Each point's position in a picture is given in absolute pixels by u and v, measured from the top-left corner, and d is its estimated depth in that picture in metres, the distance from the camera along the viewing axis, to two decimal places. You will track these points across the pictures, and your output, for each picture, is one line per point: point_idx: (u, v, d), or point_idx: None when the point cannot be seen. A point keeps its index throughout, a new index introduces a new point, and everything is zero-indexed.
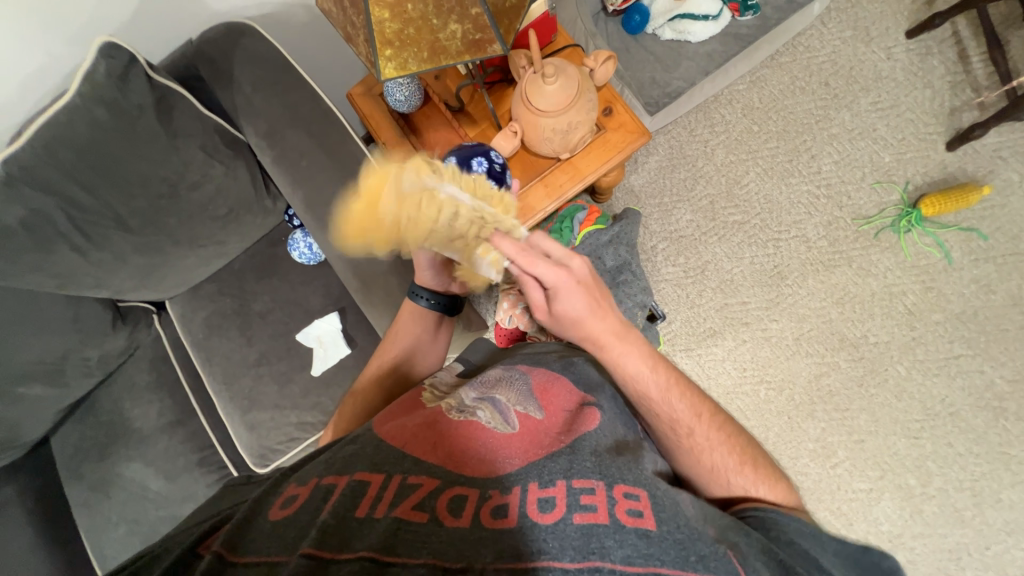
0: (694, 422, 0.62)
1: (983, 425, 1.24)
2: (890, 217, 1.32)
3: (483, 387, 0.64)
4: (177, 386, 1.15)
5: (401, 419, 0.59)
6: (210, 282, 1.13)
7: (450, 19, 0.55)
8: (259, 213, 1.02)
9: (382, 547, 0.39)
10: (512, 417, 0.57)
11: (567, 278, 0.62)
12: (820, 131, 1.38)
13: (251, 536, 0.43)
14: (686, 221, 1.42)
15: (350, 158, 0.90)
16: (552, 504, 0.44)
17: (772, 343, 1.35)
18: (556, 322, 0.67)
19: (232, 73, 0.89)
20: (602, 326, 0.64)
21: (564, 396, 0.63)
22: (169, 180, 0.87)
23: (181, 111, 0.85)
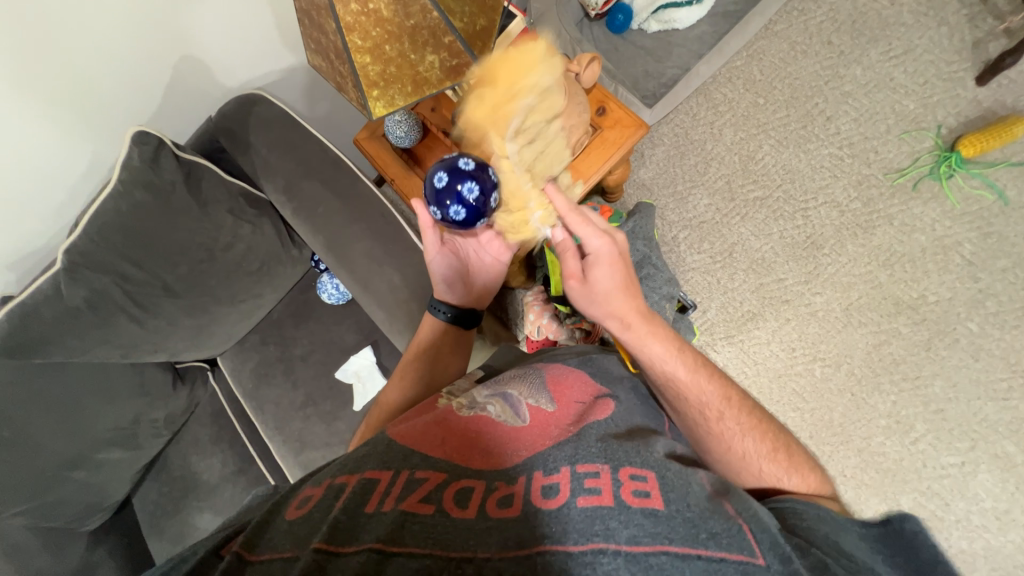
0: (722, 405, 0.60)
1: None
2: (927, 165, 1.23)
3: (495, 384, 0.64)
4: (236, 436, 1.22)
5: (412, 420, 0.61)
6: (254, 335, 1.21)
7: (426, 51, 0.58)
8: (288, 262, 1.09)
9: (387, 537, 0.39)
10: (523, 410, 0.57)
11: (611, 248, 0.63)
12: (831, 91, 1.32)
13: (268, 536, 0.44)
14: (704, 205, 1.39)
15: (360, 198, 0.96)
16: (556, 490, 0.43)
17: (820, 318, 1.27)
18: (586, 296, 0.64)
19: (250, 140, 0.97)
20: (631, 302, 0.63)
21: (579, 388, 0.62)
22: (205, 245, 0.95)
23: (207, 181, 0.93)
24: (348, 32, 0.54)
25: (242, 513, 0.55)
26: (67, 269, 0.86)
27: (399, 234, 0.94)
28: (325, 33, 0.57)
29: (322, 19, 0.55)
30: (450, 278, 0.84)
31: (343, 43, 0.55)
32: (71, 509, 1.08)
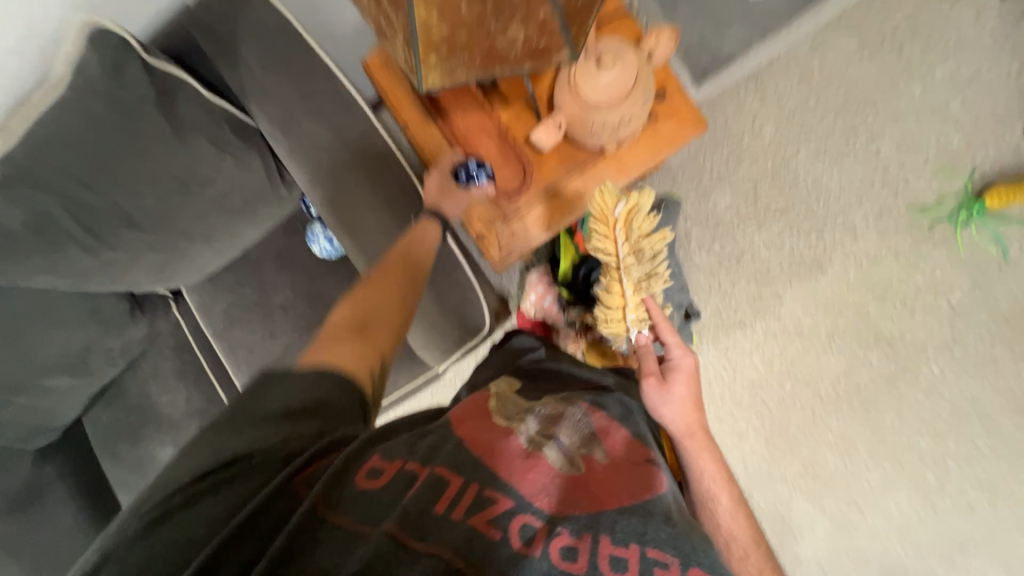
0: (750, 550, 0.60)
1: (1011, 426, 1.23)
2: (948, 209, 1.22)
3: (547, 419, 0.62)
4: (203, 374, 1.15)
5: (477, 423, 0.61)
6: (227, 272, 1.09)
7: (512, 22, 0.46)
8: (275, 203, 0.94)
9: (456, 551, 0.45)
10: (580, 459, 0.57)
11: (691, 363, 0.69)
12: (884, 108, 1.24)
13: (341, 495, 0.50)
14: (725, 205, 1.33)
15: (367, 148, 0.82)
16: (624, 566, 0.46)
17: (804, 336, 1.31)
18: (663, 399, 0.67)
19: (239, 60, 0.78)
20: (699, 417, 0.67)
21: (627, 447, 0.63)
22: (178, 179, 0.80)
23: (184, 103, 0.78)
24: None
25: (267, 413, 0.58)
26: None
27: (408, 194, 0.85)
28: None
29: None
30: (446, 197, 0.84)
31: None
32: (15, 430, 1.01)
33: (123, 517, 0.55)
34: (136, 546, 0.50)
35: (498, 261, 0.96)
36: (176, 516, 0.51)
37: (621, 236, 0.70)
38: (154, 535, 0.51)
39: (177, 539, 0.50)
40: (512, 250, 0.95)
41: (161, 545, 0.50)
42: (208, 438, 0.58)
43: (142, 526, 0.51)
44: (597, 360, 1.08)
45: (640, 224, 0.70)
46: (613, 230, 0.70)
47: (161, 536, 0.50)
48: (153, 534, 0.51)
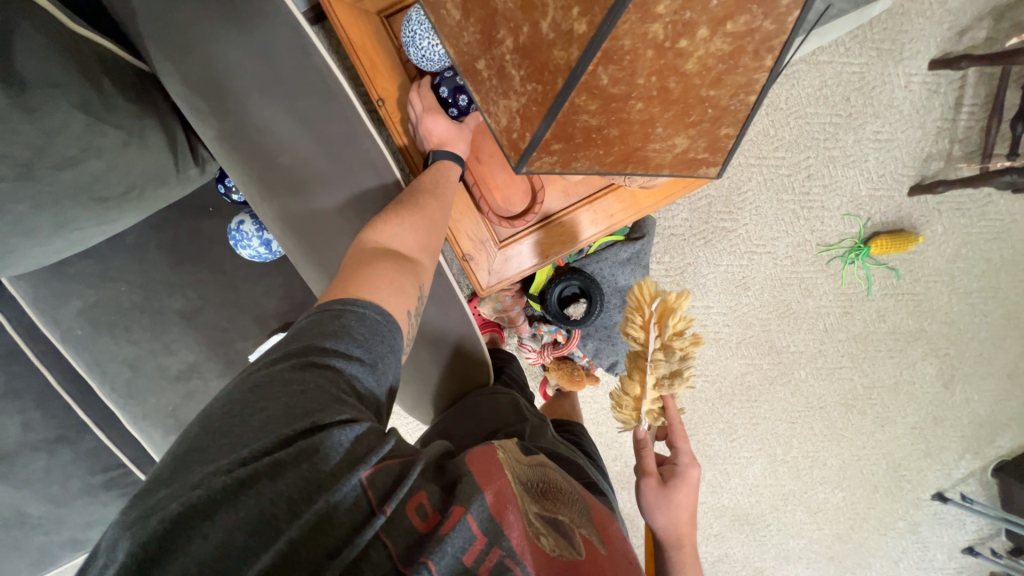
0: None
1: (845, 423, 1.56)
2: (844, 248, 1.43)
3: (546, 499, 0.57)
4: (48, 391, 0.83)
5: (491, 473, 0.53)
6: (90, 261, 0.78)
7: (679, 133, 0.39)
8: (177, 186, 0.73)
9: None
10: (579, 541, 0.53)
11: (692, 477, 0.74)
12: (823, 150, 1.37)
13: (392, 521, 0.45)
14: (681, 219, 1.41)
15: (332, 119, 0.64)
16: None
17: (719, 343, 1.51)
18: (657, 501, 0.72)
19: (178, 21, 0.61)
20: (688, 526, 0.72)
21: (617, 536, 0.61)
22: (13, 159, 0.57)
23: (26, 49, 0.56)
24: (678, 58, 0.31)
25: (340, 385, 0.50)
26: None
27: (374, 171, 0.66)
28: (543, 6, 0.29)
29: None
30: (437, 141, 0.71)
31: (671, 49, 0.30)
32: None
33: (176, 470, 0.44)
34: (202, 513, 0.41)
35: (485, 286, 0.83)
36: (248, 490, 0.42)
37: (654, 331, 0.70)
38: (230, 503, 0.41)
39: (254, 513, 0.42)
40: (502, 277, 0.83)
41: (236, 518, 0.41)
42: (275, 396, 0.47)
43: (212, 491, 0.41)
44: (559, 379, 1.11)
45: (675, 323, 0.69)
46: (647, 323, 0.70)
47: (237, 506, 0.42)
48: (227, 503, 0.42)
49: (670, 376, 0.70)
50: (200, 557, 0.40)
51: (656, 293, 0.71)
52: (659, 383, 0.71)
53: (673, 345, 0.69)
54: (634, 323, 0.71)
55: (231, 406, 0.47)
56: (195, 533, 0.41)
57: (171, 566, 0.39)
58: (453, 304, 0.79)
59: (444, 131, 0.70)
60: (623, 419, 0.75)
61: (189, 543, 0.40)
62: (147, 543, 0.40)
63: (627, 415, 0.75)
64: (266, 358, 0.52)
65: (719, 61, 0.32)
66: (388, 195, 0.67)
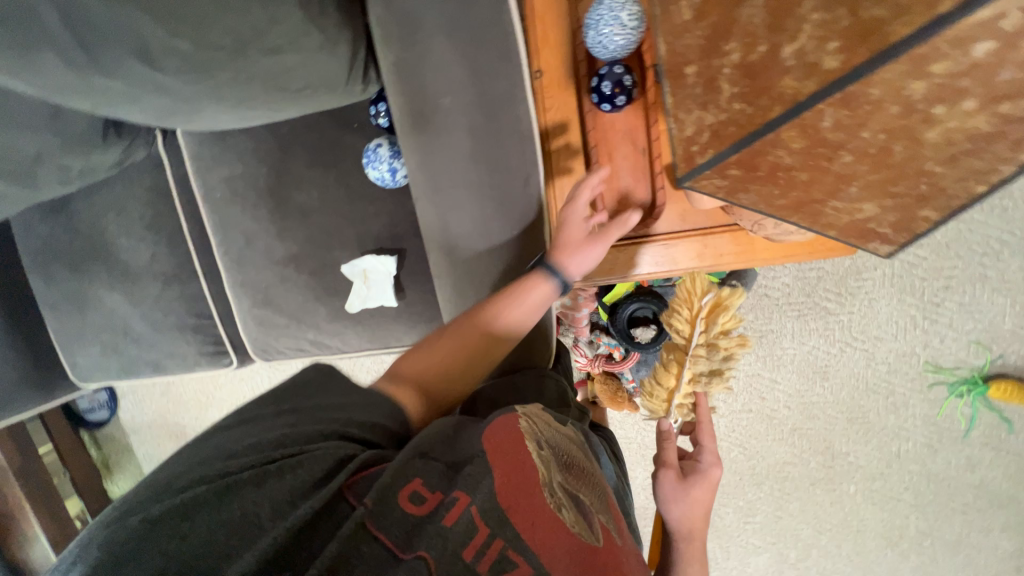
0: None
1: (880, 557, 1.40)
2: (956, 377, 1.26)
3: (567, 474, 0.57)
4: (178, 237, 0.96)
5: (508, 445, 0.54)
6: (247, 138, 0.88)
7: (871, 201, 0.42)
8: (340, 97, 0.74)
9: None
10: (596, 526, 0.54)
11: (715, 476, 0.68)
12: (975, 265, 1.20)
13: (382, 513, 0.47)
14: (782, 283, 1.30)
15: (491, 98, 0.66)
16: None
17: (773, 422, 1.40)
18: (673, 494, 0.67)
19: None
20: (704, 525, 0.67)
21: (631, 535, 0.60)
22: None
23: None
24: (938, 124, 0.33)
25: (337, 424, 0.55)
26: None
27: (509, 153, 0.67)
28: (797, 29, 0.33)
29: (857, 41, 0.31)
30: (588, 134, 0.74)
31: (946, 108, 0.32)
32: None
33: (169, 482, 0.48)
34: (186, 514, 0.45)
35: None
36: (233, 495, 0.46)
37: (701, 327, 0.66)
38: (214, 507, 0.45)
39: (236, 513, 0.45)
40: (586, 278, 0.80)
41: (218, 520, 0.45)
42: (273, 430, 0.53)
43: (199, 495, 0.46)
44: (603, 392, 1.10)
45: (723, 321, 0.65)
46: (694, 317, 0.67)
47: (220, 510, 0.45)
48: (211, 505, 0.45)
49: (710, 372, 0.67)
50: (176, 557, 0.43)
51: (707, 288, 0.67)
52: (696, 379, 0.68)
53: (717, 339, 0.66)
54: (680, 315, 0.68)
55: (232, 438, 0.52)
56: (176, 533, 0.44)
57: (147, 563, 0.42)
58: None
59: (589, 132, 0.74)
60: (651, 407, 0.72)
61: (169, 543, 0.43)
62: (124, 543, 0.43)
63: (654, 403, 0.72)
64: (268, 408, 0.57)
65: (966, 140, 0.33)
66: (509, 186, 0.68)
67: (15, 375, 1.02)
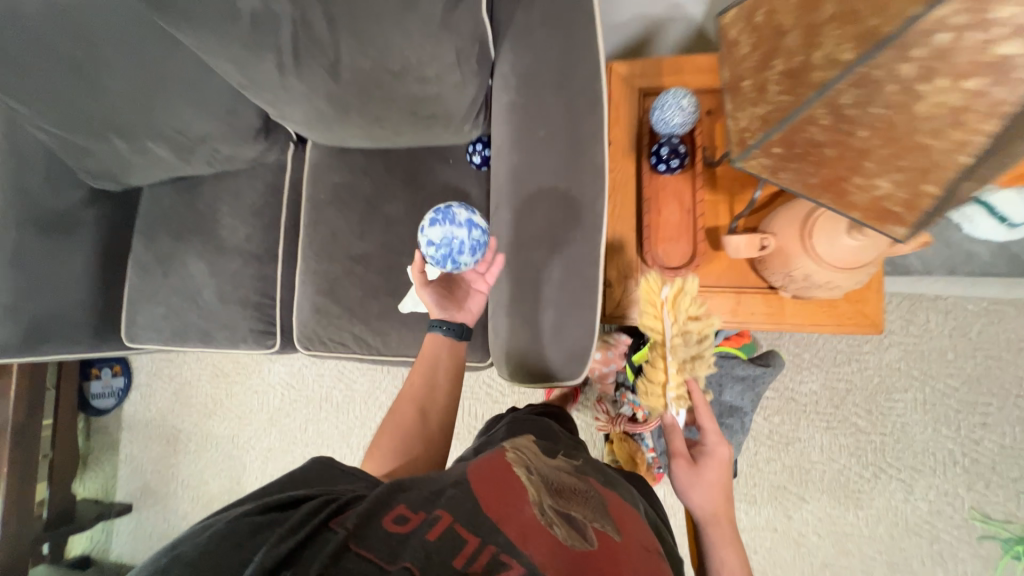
0: None
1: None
2: (1008, 532, 1.16)
3: (560, 492, 0.58)
4: (274, 225, 1.11)
5: (489, 475, 0.57)
6: (361, 156, 1.07)
7: (884, 176, 0.44)
8: (451, 131, 0.91)
9: None
10: (590, 532, 0.53)
11: (724, 452, 0.66)
12: (1011, 406, 1.18)
13: (366, 533, 0.48)
14: (810, 389, 1.27)
15: (580, 135, 0.77)
16: None
17: (800, 551, 1.25)
18: (689, 482, 0.64)
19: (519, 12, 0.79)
20: (725, 504, 0.64)
21: (640, 532, 0.58)
22: None
23: None
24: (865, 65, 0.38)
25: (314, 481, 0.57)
26: None
27: (589, 181, 0.77)
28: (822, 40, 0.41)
29: (783, 46, 0.45)
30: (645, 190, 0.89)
31: (844, 65, 0.39)
32: (96, 165, 1.05)
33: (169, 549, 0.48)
34: (183, 564, 0.44)
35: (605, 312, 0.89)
36: (226, 540, 0.46)
37: (669, 319, 0.65)
38: (207, 553, 0.45)
39: (229, 558, 0.45)
40: (624, 313, 0.88)
41: (211, 565, 0.44)
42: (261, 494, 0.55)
43: (196, 547, 0.46)
44: (622, 457, 1.07)
45: (687, 309, 0.64)
46: (659, 313, 0.66)
47: (211, 555, 0.45)
48: (205, 553, 0.45)
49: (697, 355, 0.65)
50: None
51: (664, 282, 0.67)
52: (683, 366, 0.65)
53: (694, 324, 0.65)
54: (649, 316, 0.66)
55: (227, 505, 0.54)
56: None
57: None
58: (582, 298, 0.77)
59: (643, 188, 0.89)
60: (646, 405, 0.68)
61: None
62: None
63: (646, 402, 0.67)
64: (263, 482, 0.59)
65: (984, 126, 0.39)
66: (580, 208, 0.77)
67: (82, 317, 1.11)
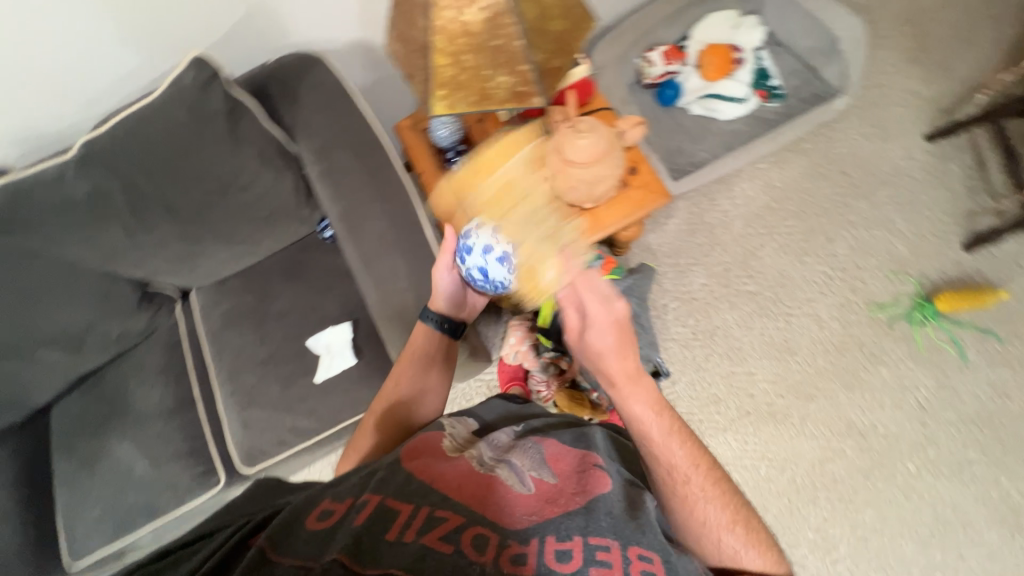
0: (689, 470, 0.68)
1: (999, 541, 1.17)
2: (904, 307, 1.32)
3: (498, 449, 0.67)
4: (183, 374, 1.18)
5: (428, 458, 0.64)
6: (237, 279, 1.19)
7: (502, 71, 0.61)
8: (296, 220, 1.09)
9: (408, 567, 0.45)
10: (527, 478, 0.60)
11: (611, 316, 0.72)
12: (838, 216, 1.42)
13: (287, 541, 0.49)
14: (699, 284, 1.42)
15: (380, 171, 0.97)
16: (570, 556, 0.50)
17: (778, 420, 1.30)
18: (586, 351, 0.75)
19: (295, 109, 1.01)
20: (624, 365, 0.72)
21: (572, 459, 0.65)
22: None
23: None
24: (435, 33, 0.58)
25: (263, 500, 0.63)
26: (80, 159, 0.88)
27: (400, 198, 0.96)
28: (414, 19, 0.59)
29: (406, 34, 0.63)
30: None
31: (427, 40, 0.59)
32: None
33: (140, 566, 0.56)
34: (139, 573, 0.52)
35: None
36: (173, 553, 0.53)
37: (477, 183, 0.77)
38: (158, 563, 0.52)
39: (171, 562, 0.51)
40: None
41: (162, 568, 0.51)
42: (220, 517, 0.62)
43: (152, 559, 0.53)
44: (572, 410, 1.12)
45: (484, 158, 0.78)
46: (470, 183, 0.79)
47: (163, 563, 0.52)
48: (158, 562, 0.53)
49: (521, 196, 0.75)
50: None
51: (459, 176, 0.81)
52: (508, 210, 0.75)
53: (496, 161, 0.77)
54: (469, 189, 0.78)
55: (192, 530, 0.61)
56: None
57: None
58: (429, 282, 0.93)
59: None
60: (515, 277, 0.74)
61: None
62: None
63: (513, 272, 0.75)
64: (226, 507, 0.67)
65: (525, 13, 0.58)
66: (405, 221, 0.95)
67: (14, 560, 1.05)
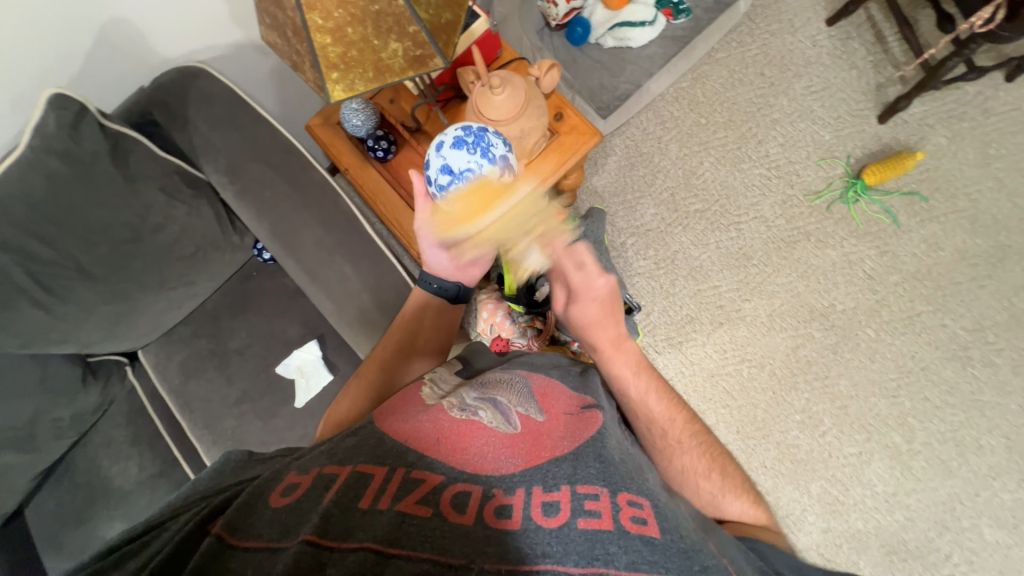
0: (667, 424, 0.73)
1: (954, 375, 1.30)
2: (838, 190, 1.40)
3: (484, 387, 0.65)
4: (157, 437, 1.13)
5: (402, 415, 0.60)
6: (183, 326, 1.11)
7: (390, 38, 0.58)
8: (227, 249, 1.04)
9: (385, 538, 0.40)
10: (514, 417, 0.59)
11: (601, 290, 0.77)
12: (763, 117, 1.46)
13: (251, 522, 0.44)
14: (651, 214, 1.44)
15: (301, 177, 0.93)
16: (557, 508, 0.46)
17: (749, 323, 1.37)
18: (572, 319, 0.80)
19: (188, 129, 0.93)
20: (610, 330, 0.78)
21: (563, 401, 0.67)
22: None
23: None
24: (310, 9, 0.53)
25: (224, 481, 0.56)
26: None
27: (329, 200, 0.93)
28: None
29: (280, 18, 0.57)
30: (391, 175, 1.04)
31: (302, 20, 0.54)
32: None
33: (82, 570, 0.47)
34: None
35: None
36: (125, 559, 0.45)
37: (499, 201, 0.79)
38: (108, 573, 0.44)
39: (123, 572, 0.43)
40: None
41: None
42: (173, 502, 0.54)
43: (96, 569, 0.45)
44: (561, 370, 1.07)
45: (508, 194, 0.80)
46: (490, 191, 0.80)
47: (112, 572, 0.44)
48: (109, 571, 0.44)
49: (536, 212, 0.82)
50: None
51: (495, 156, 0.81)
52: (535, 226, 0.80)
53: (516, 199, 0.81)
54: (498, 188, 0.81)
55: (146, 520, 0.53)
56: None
57: None
58: (380, 275, 0.92)
59: (387, 176, 1.04)
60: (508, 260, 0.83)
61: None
62: None
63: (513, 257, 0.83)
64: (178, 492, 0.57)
65: None
66: (342, 220, 0.93)
67: None
